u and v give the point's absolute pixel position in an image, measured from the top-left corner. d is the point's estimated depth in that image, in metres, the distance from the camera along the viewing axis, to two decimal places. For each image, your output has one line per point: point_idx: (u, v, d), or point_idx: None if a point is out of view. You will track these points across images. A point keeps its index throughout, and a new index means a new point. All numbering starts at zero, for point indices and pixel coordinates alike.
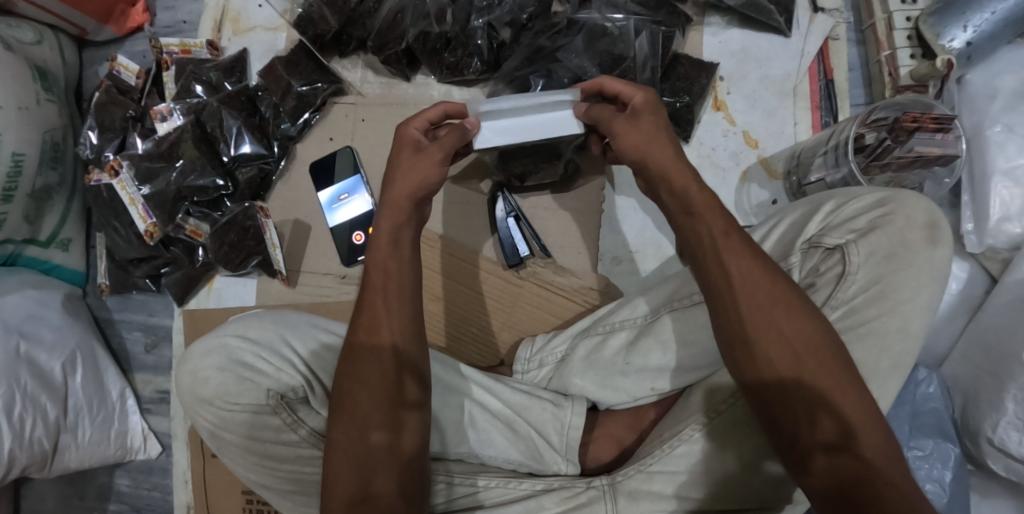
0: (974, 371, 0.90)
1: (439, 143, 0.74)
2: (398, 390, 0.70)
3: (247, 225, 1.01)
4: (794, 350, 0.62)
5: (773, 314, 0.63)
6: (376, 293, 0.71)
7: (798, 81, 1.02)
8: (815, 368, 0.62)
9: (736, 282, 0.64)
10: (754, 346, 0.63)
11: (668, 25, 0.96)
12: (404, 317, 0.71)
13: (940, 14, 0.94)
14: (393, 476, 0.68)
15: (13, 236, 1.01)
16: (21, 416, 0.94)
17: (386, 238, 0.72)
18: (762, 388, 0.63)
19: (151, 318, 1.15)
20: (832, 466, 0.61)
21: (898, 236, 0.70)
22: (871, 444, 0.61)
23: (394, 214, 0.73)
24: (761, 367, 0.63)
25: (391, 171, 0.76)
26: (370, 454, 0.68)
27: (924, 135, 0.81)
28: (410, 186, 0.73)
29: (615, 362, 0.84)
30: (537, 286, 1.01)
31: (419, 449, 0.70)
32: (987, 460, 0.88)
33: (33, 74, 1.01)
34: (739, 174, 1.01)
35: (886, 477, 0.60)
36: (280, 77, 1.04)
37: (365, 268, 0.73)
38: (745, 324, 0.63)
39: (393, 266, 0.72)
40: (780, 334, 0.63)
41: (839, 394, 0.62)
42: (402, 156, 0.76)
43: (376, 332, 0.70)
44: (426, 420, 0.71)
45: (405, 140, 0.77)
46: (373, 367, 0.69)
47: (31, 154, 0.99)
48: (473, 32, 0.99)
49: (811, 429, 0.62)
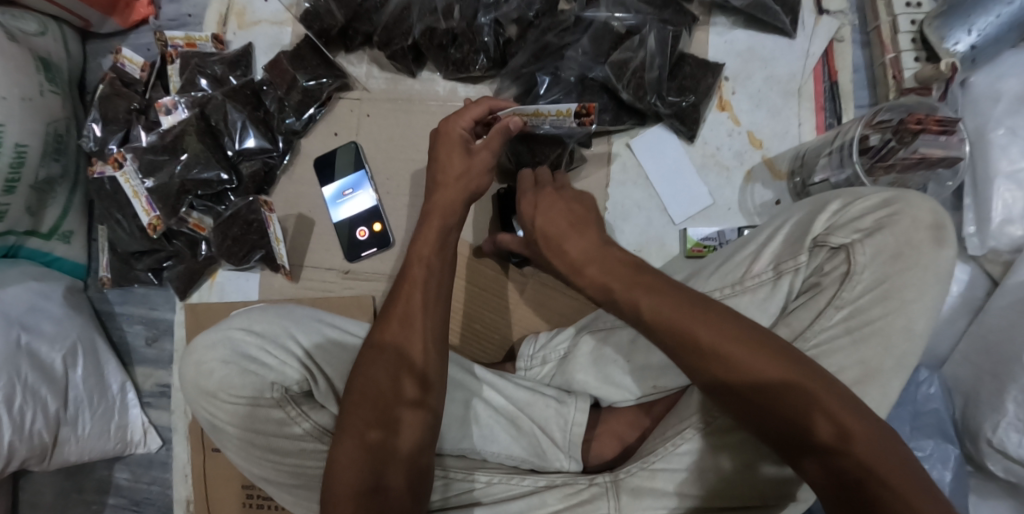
0: (974, 372, 0.91)
1: (487, 143, 0.79)
2: (397, 388, 0.70)
3: (251, 219, 1.01)
4: (766, 356, 0.64)
5: (733, 325, 0.65)
6: (414, 288, 0.73)
7: (803, 83, 1.03)
8: (798, 375, 0.63)
9: (691, 320, 0.65)
10: (720, 363, 0.64)
11: (675, 24, 0.97)
12: (438, 317, 0.72)
13: (944, 17, 0.95)
14: (404, 472, 0.68)
15: (15, 227, 1.00)
16: (21, 408, 0.94)
17: (436, 236, 0.75)
18: (743, 408, 0.64)
19: (152, 311, 1.15)
20: (830, 466, 0.61)
21: (904, 237, 0.70)
22: (865, 443, 0.61)
23: (443, 216, 0.77)
24: (736, 373, 0.64)
25: (438, 169, 0.79)
26: (377, 449, 0.68)
27: (928, 136, 0.81)
28: (461, 190, 0.78)
29: (618, 358, 0.84)
30: (541, 283, 1.02)
31: (422, 447, 0.70)
32: (986, 461, 0.88)
33: (36, 65, 1.00)
34: (743, 174, 1.02)
35: (885, 475, 0.60)
36: (285, 72, 1.03)
37: (406, 262, 0.75)
38: (692, 347, 0.65)
39: (435, 263, 0.74)
40: (745, 355, 0.63)
41: (825, 397, 0.63)
42: (451, 156, 0.79)
43: (408, 329, 0.71)
44: (427, 418, 0.70)
45: (453, 136, 0.79)
46: (394, 362, 0.70)
47: (34, 145, 0.98)
48: (479, 29, 0.99)
49: (806, 435, 0.62)
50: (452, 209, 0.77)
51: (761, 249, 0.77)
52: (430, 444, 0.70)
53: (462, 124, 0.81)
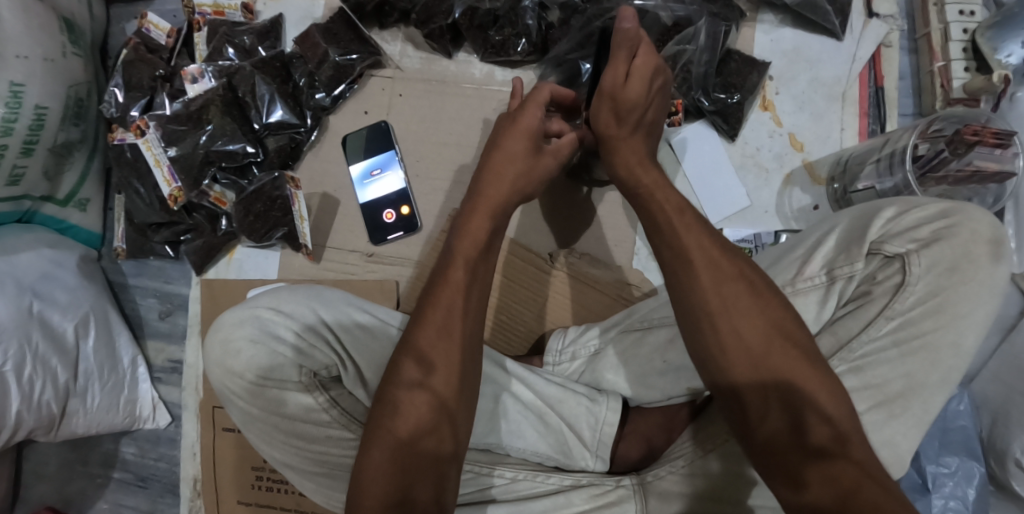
0: (1006, 390, 0.88)
1: (554, 149, 0.81)
2: (396, 367, 0.67)
3: (275, 196, 0.98)
4: (751, 350, 0.61)
5: (738, 294, 0.62)
6: (454, 289, 0.70)
7: (848, 87, 1.01)
8: (792, 368, 0.60)
9: (703, 285, 0.63)
10: (719, 335, 0.62)
11: (724, 18, 0.94)
12: (476, 321, 0.70)
13: (998, 28, 0.93)
14: (424, 473, 0.65)
15: (31, 192, 0.97)
16: (30, 378, 0.91)
17: (483, 240, 0.74)
18: (743, 396, 0.61)
19: (167, 285, 1.12)
20: (826, 476, 0.57)
21: (961, 249, 0.68)
22: (861, 447, 0.59)
23: (493, 217, 0.76)
24: (726, 355, 0.62)
25: (501, 160, 0.78)
26: (397, 446, 0.65)
27: (983, 149, 0.80)
28: (514, 191, 0.77)
29: (653, 362, 0.81)
30: (574, 276, 1.01)
31: (419, 428, 0.66)
32: (1012, 483, 0.85)
33: (60, 26, 0.97)
34: (783, 176, 1.00)
35: (877, 478, 0.57)
36: (317, 45, 1.01)
37: (451, 261, 0.72)
38: (701, 309, 0.63)
39: (478, 266, 0.72)
40: (744, 323, 0.62)
41: (821, 397, 0.60)
42: (517, 148, 0.78)
43: (439, 327, 0.68)
44: (431, 404, 0.67)
45: (525, 131, 0.78)
46: (410, 355, 0.68)
47: (54, 108, 0.95)
48: (522, 12, 0.96)
49: (781, 429, 0.60)
50: (500, 206, 0.76)
51: (813, 251, 0.74)
52: (432, 428, 0.66)
53: (531, 114, 0.79)
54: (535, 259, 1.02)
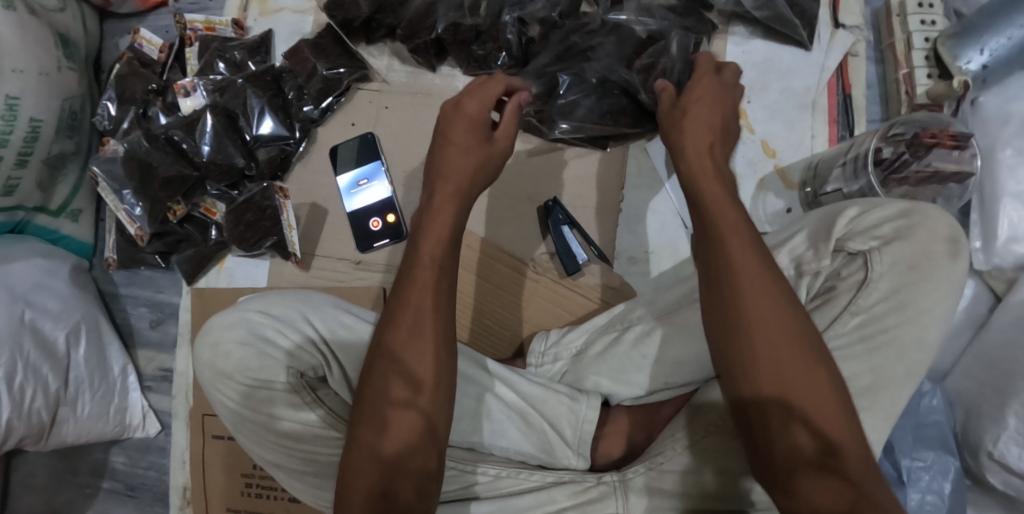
0: (977, 386, 0.91)
1: (503, 132, 0.78)
2: (386, 386, 0.68)
3: (265, 205, 1.00)
4: (768, 362, 0.62)
5: (757, 300, 0.64)
6: (421, 289, 0.70)
7: (818, 95, 1.04)
8: (798, 384, 0.62)
9: (737, 291, 0.64)
10: (748, 332, 0.63)
11: (697, 31, 1.00)
12: (445, 322, 0.70)
13: (957, 38, 0.96)
14: (410, 483, 0.66)
15: (24, 202, 0.99)
16: (21, 385, 0.93)
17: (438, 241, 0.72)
18: (746, 405, 0.64)
19: (158, 294, 1.14)
20: (819, 486, 0.60)
21: (921, 248, 0.71)
22: (854, 461, 0.61)
23: (457, 187, 0.74)
24: (752, 367, 0.63)
25: (443, 154, 0.76)
26: (383, 455, 0.67)
27: (942, 151, 0.84)
28: (472, 164, 0.75)
29: (631, 356, 0.85)
30: (554, 280, 1.03)
31: (406, 443, 0.67)
32: (986, 476, 0.87)
33: (55, 40, 1.00)
34: (757, 182, 1.03)
35: (868, 494, 0.59)
36: (307, 60, 1.05)
37: (415, 259, 0.72)
38: (726, 315, 0.65)
39: (446, 265, 0.71)
40: (760, 346, 0.63)
41: (822, 413, 0.62)
42: (457, 130, 0.76)
43: (409, 339, 0.68)
44: (418, 424, 0.68)
45: (469, 117, 0.76)
46: (388, 368, 0.68)
47: (49, 120, 0.97)
48: (504, 27, 1.00)
49: (791, 445, 0.62)
50: (462, 199, 0.74)
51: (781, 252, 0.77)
52: (422, 444, 0.68)
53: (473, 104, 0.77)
54: (515, 262, 1.05)
